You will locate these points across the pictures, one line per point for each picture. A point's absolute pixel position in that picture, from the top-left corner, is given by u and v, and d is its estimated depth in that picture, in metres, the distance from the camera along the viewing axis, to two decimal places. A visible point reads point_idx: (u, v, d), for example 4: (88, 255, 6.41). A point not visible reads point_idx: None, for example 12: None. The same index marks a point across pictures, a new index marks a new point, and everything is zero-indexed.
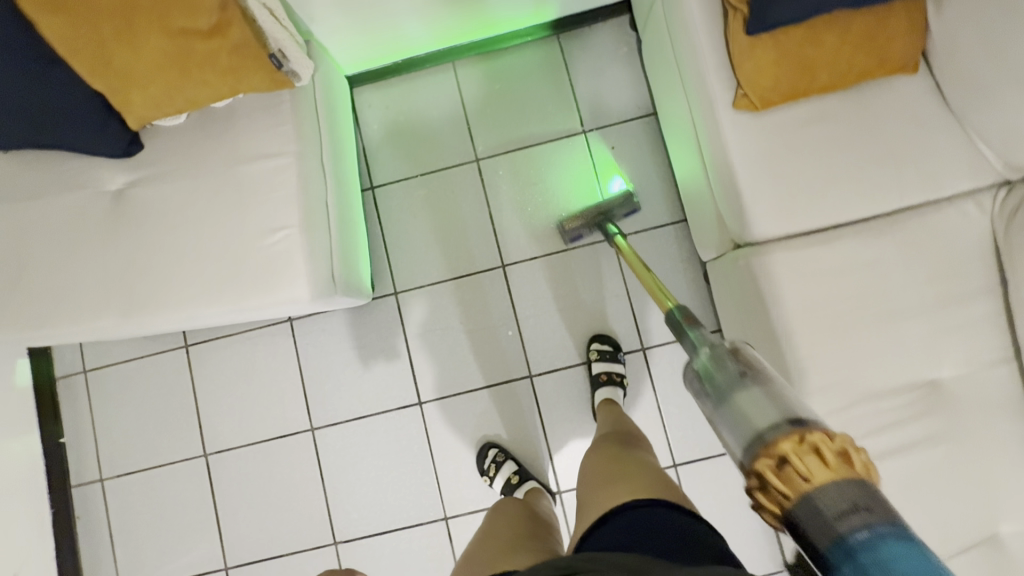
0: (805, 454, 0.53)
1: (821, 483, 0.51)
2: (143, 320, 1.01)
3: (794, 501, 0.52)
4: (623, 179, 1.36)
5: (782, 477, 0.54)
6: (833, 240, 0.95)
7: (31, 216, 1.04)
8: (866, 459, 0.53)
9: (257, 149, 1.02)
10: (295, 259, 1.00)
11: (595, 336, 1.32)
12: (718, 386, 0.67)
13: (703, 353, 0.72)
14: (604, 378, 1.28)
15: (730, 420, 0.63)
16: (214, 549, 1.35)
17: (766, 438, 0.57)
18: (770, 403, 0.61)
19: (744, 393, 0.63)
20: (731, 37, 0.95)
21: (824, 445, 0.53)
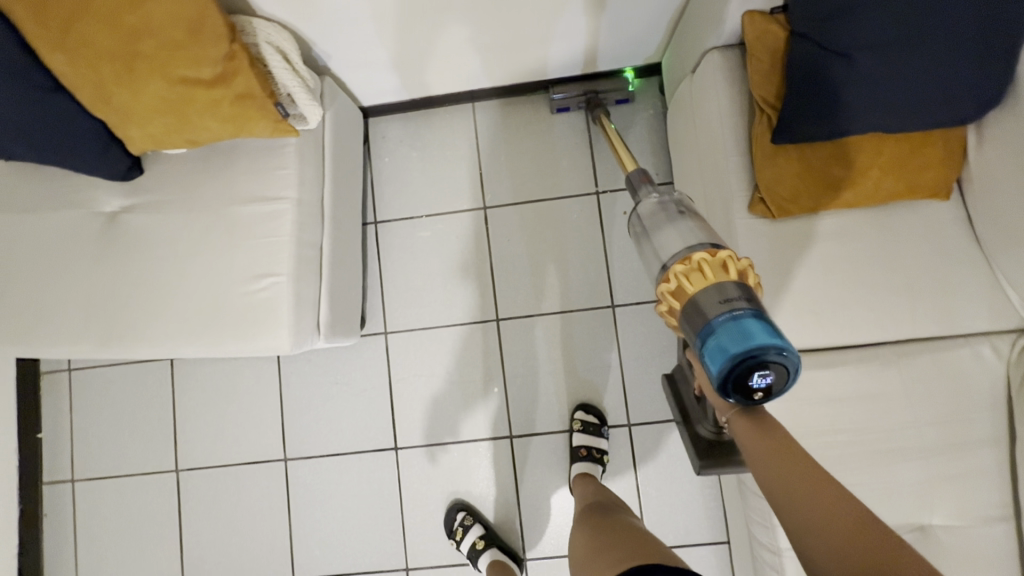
0: (715, 267, 0.55)
1: (705, 288, 0.55)
2: (120, 349, 1.00)
3: (684, 303, 0.56)
4: (622, 66, 1.32)
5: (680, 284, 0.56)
6: (835, 364, 0.90)
7: (25, 230, 1.03)
8: (750, 265, 0.56)
9: (256, 191, 1.00)
10: (279, 309, 0.98)
11: (580, 405, 1.29)
12: (650, 220, 0.62)
13: (648, 202, 0.65)
14: (583, 452, 1.24)
15: (650, 254, 0.62)
16: (173, 566, 1.33)
17: (670, 257, 0.58)
18: (690, 229, 0.59)
19: (669, 228, 0.60)
20: (755, 138, 0.91)
21: (710, 261, 0.56)
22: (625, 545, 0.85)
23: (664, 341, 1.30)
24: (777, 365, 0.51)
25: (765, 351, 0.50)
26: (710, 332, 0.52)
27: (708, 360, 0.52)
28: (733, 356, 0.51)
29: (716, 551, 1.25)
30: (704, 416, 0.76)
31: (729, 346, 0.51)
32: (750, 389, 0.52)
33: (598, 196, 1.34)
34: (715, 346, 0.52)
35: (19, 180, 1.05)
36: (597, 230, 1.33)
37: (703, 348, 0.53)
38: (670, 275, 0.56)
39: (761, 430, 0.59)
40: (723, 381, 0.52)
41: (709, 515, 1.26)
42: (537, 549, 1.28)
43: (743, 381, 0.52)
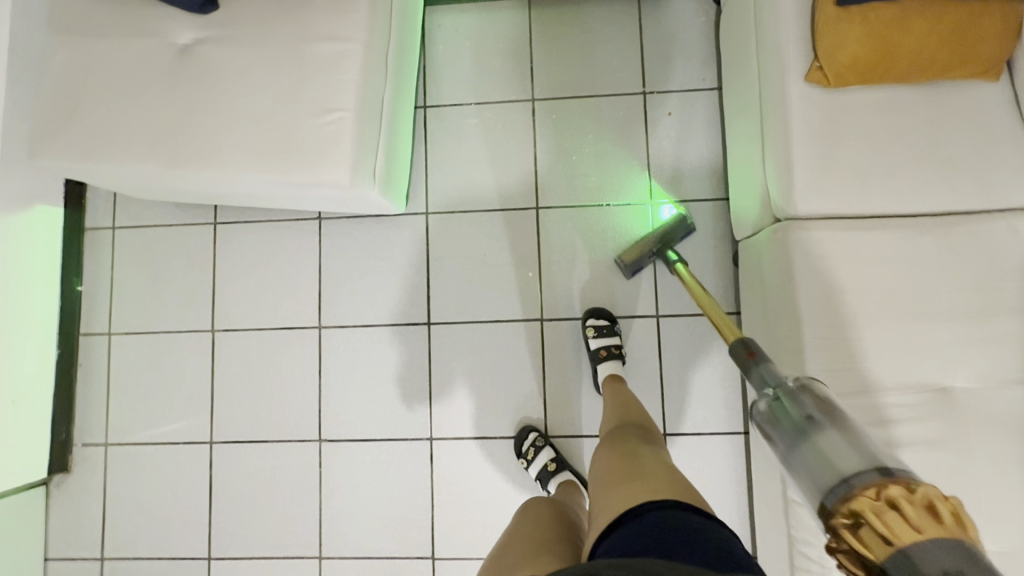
0: (911, 506, 0.49)
1: (920, 544, 0.46)
2: (187, 173, 1.03)
3: (888, 554, 0.48)
4: (671, 206, 1.34)
5: (869, 519, 0.50)
6: (877, 229, 0.94)
7: (98, 54, 1.06)
8: (974, 523, 0.48)
9: (328, 30, 1.03)
10: (342, 144, 1.01)
11: (590, 312, 1.31)
12: (795, 420, 0.65)
13: (779, 392, 0.70)
14: (603, 354, 1.27)
15: (804, 458, 0.60)
16: (202, 423, 1.37)
17: (856, 482, 0.54)
18: (858, 450, 0.58)
19: (825, 436, 0.60)
20: (819, 8, 0.94)
21: (905, 500, 0.49)
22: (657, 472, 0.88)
23: (698, 240, 1.33)
24: None
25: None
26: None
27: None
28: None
29: (731, 443, 1.30)
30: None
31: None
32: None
33: (645, 96, 1.37)
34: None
35: (97, 7, 1.07)
36: (640, 130, 1.36)
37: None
38: (852, 505, 0.52)
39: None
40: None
41: (727, 408, 1.31)
42: (561, 427, 1.32)
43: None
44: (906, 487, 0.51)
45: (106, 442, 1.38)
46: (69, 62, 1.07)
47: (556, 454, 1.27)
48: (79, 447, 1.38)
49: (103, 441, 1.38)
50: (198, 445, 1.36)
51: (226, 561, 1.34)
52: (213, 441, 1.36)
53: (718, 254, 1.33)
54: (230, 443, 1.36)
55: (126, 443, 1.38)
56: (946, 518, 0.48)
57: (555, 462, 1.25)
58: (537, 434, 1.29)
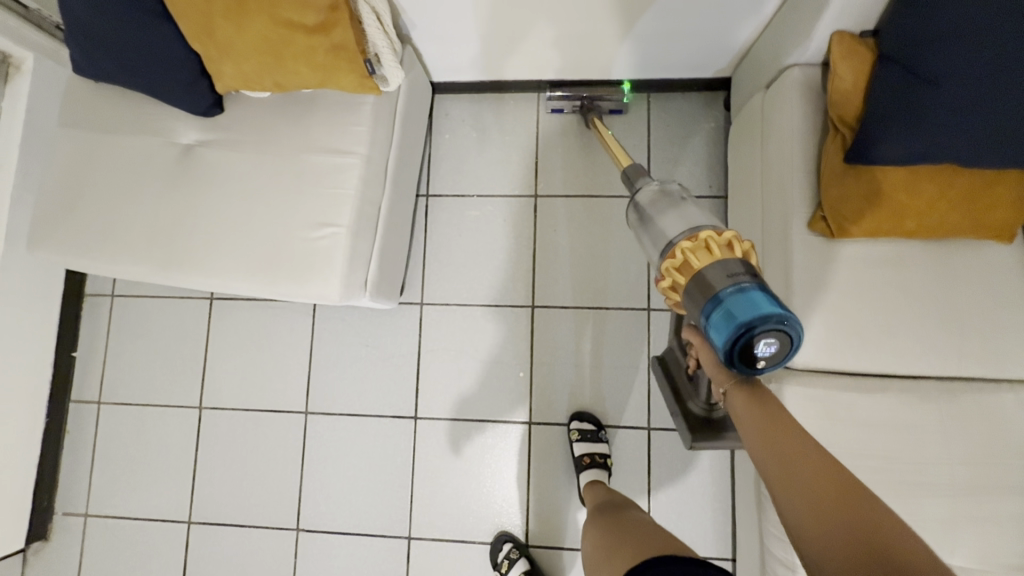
0: (716, 241, 0.61)
1: (712, 264, 0.60)
2: (179, 277, 1.03)
3: (691, 280, 0.61)
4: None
5: (687, 261, 0.61)
6: (875, 390, 0.90)
7: (103, 148, 1.07)
8: (753, 246, 0.62)
9: (328, 143, 1.03)
10: (334, 258, 1.00)
11: (575, 414, 1.29)
12: (654, 204, 0.69)
13: (648, 187, 0.73)
14: (587, 460, 1.23)
15: (654, 232, 0.68)
16: (183, 501, 1.36)
17: (676, 236, 0.64)
18: (695, 214, 0.66)
19: (672, 210, 0.67)
20: (825, 157, 0.92)
21: (715, 239, 0.62)
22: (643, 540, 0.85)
23: None
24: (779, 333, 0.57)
25: (770, 318, 0.56)
26: (719, 301, 0.57)
27: (716, 329, 0.58)
28: (739, 324, 0.56)
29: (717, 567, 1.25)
30: (694, 396, 0.93)
31: (734, 312, 0.56)
32: (754, 357, 0.58)
33: None
34: (723, 318, 0.57)
35: (104, 102, 1.09)
36: None
37: (712, 320, 0.58)
38: (674, 250, 0.62)
39: (756, 401, 0.65)
40: (729, 347, 0.57)
41: (716, 529, 1.26)
42: (543, 536, 1.28)
43: (747, 349, 0.57)
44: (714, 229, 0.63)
45: (85, 512, 1.37)
46: (75, 154, 1.08)
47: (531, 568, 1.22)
48: (59, 516, 1.38)
49: (83, 511, 1.37)
50: (175, 523, 1.35)
51: None
52: (191, 521, 1.35)
53: None
54: (207, 525, 1.34)
55: (106, 515, 1.37)
56: (735, 249, 0.61)
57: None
58: (512, 546, 1.25)
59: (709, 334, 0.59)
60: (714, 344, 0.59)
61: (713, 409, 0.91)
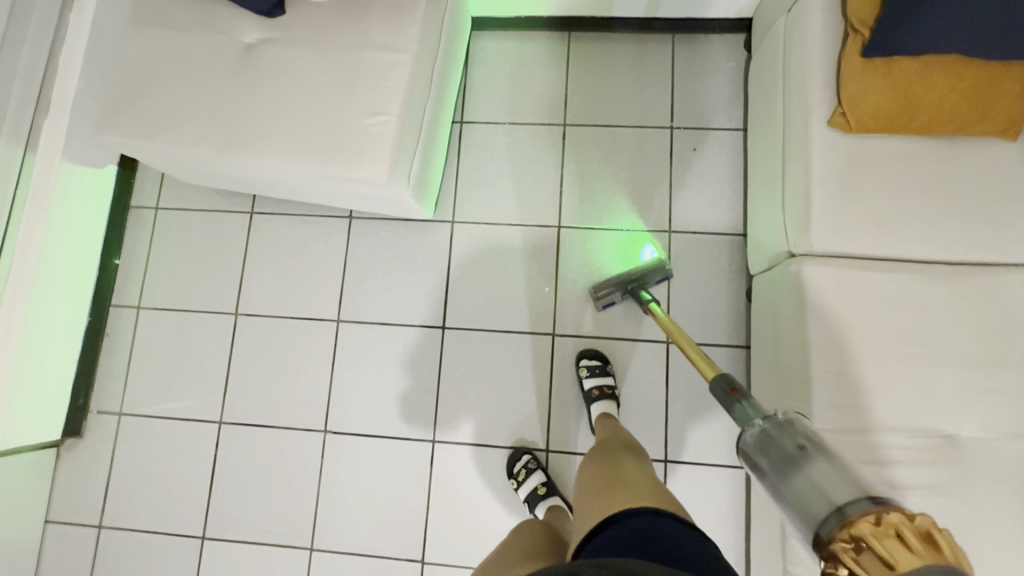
0: (884, 537, 0.49)
1: (910, 572, 0.46)
2: (237, 159, 1.10)
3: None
4: (654, 248, 1.37)
5: (851, 561, 0.51)
6: (890, 270, 0.97)
7: (170, 44, 1.16)
8: (939, 528, 0.48)
9: (381, 41, 1.11)
10: (384, 144, 1.07)
11: (584, 352, 1.34)
12: (784, 457, 0.66)
13: (761, 427, 0.73)
14: (596, 393, 1.28)
15: (797, 487, 0.62)
16: (215, 402, 1.40)
17: (842, 512, 0.55)
18: (844, 475, 0.60)
19: (813, 467, 0.62)
20: (846, 57, 0.99)
21: (878, 531, 0.50)
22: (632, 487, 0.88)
23: (712, 272, 1.36)
24: None
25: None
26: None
27: None
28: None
29: (732, 476, 1.29)
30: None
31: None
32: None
33: (672, 131, 1.42)
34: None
35: (173, 3, 1.17)
36: (664, 161, 1.42)
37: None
38: (835, 541, 0.54)
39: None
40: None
41: (730, 440, 1.31)
42: (563, 444, 1.33)
43: None
44: (875, 516, 0.52)
45: (120, 411, 1.42)
46: (144, 49, 1.16)
47: (547, 480, 1.27)
48: (94, 414, 1.43)
49: (118, 411, 1.42)
50: (207, 423, 1.40)
51: (220, 543, 1.35)
52: (222, 421, 1.39)
53: (732, 288, 1.35)
54: (238, 425, 1.39)
55: (139, 414, 1.41)
56: (920, 543, 0.48)
57: (545, 484, 1.26)
58: (530, 457, 1.30)
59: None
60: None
61: None
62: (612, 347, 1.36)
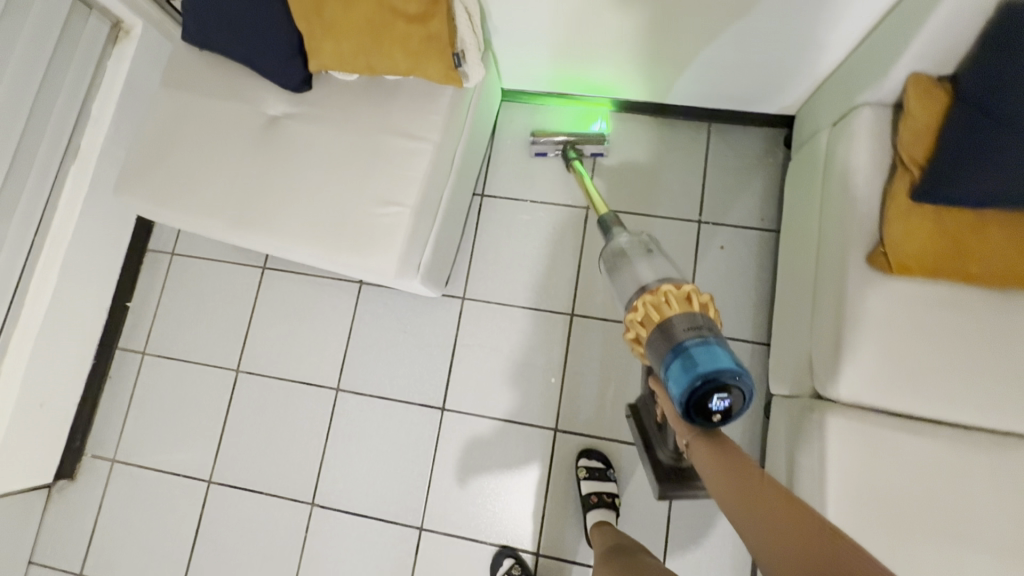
0: (677, 295, 0.74)
1: (680, 314, 0.73)
2: (247, 236, 1.08)
3: (655, 326, 0.74)
4: None
5: (649, 310, 0.74)
6: (924, 435, 0.89)
7: (196, 110, 1.15)
8: (710, 301, 0.75)
9: (405, 128, 1.08)
10: (395, 236, 1.04)
11: (585, 451, 1.28)
12: (627, 255, 0.84)
13: (621, 239, 0.88)
14: (594, 500, 1.20)
15: (628, 279, 0.82)
16: (206, 459, 1.38)
17: (647, 287, 0.77)
18: (664, 268, 0.80)
19: (649, 261, 0.82)
20: (892, 193, 0.92)
21: (676, 292, 0.74)
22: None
23: None
24: (733, 387, 0.67)
25: (725, 372, 0.66)
26: (681, 353, 0.69)
27: (677, 378, 0.68)
28: (697, 374, 0.67)
29: None
30: (663, 444, 0.95)
31: (696, 359, 0.68)
32: (709, 407, 0.68)
33: (699, 225, 1.36)
34: (682, 367, 0.68)
35: (203, 68, 1.17)
36: (687, 256, 1.35)
37: (674, 366, 0.69)
38: (640, 301, 0.76)
39: (719, 452, 0.71)
40: (686, 394, 0.67)
41: (734, 566, 1.22)
42: (554, 547, 1.26)
43: (704, 399, 0.67)
44: (676, 284, 0.76)
45: (113, 457, 1.41)
46: (170, 114, 1.16)
47: None
48: (88, 457, 1.42)
49: (111, 456, 1.41)
50: (196, 481, 1.37)
51: None
52: (211, 481, 1.37)
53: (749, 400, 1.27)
54: (226, 487, 1.36)
55: (131, 462, 1.40)
56: (693, 301, 0.74)
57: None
58: (513, 561, 1.24)
59: (670, 381, 0.70)
60: (673, 393, 0.69)
61: (682, 459, 0.93)
62: (616, 449, 1.29)
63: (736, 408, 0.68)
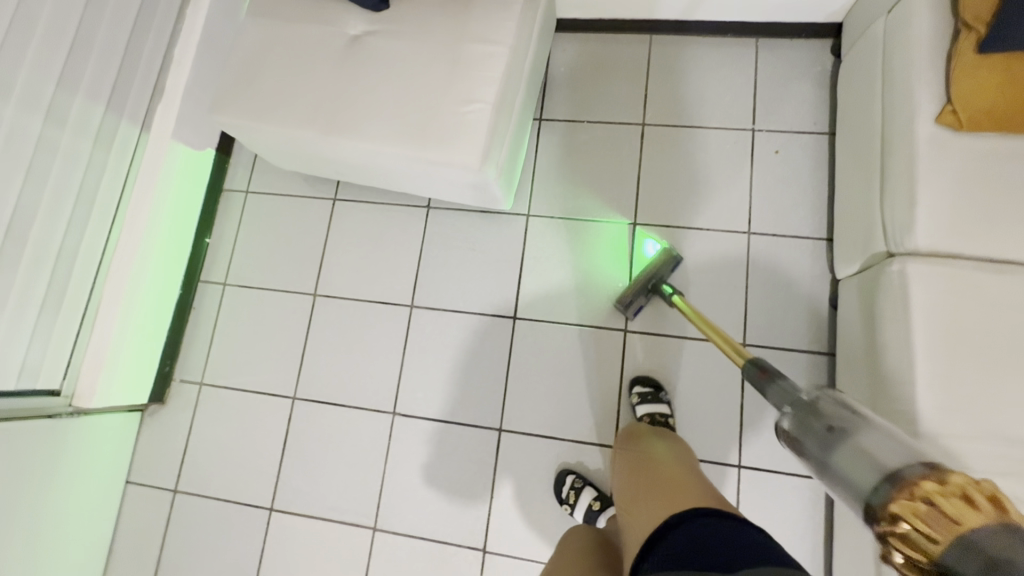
0: (948, 496, 0.57)
1: (979, 530, 0.54)
2: (338, 143, 1.17)
3: (950, 539, 0.55)
4: (657, 241, 1.37)
5: (916, 520, 0.57)
6: (1005, 273, 0.93)
7: (282, 33, 1.24)
8: (1003, 495, 0.56)
9: (479, 33, 1.15)
10: (477, 130, 1.11)
11: (636, 379, 1.32)
12: (825, 430, 0.71)
13: (800, 404, 0.78)
14: (650, 419, 1.25)
15: (841, 459, 0.67)
16: (289, 377, 1.45)
17: (895, 477, 0.61)
18: (889, 445, 0.65)
19: (866, 435, 0.67)
20: (958, 53, 0.97)
21: (948, 491, 0.57)
22: (658, 511, 0.83)
23: (793, 275, 1.32)
24: None
25: None
26: None
27: None
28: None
29: (810, 487, 1.25)
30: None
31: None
32: None
33: (753, 133, 1.41)
34: None
35: None
36: (744, 163, 1.40)
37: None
38: (897, 506, 0.59)
39: None
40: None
41: None
42: None
43: None
44: (936, 479, 0.59)
45: (200, 381, 1.49)
46: (257, 39, 1.24)
47: (599, 493, 1.26)
48: (177, 382, 1.50)
49: (198, 380, 1.49)
50: (281, 398, 1.44)
51: (287, 516, 1.38)
52: (296, 397, 1.44)
53: (814, 293, 1.31)
54: (310, 402, 1.43)
55: (218, 385, 1.48)
56: (981, 501, 0.55)
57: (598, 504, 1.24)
58: (575, 476, 1.29)
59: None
60: None
61: None
62: (685, 347, 1.34)
63: None
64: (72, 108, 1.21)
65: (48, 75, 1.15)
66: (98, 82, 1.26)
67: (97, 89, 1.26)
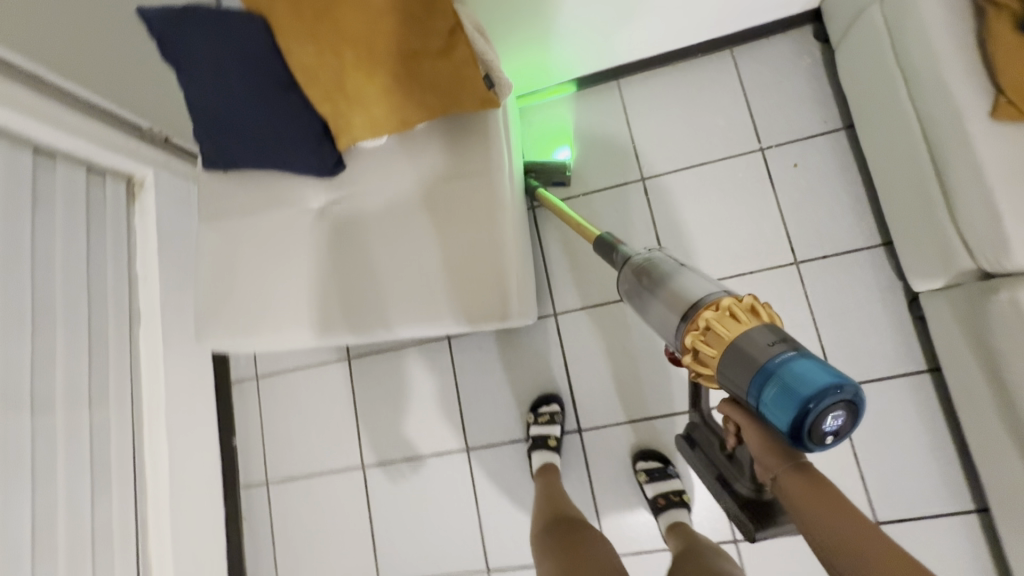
0: (732, 315, 0.66)
1: (747, 333, 0.64)
2: (344, 331, 1.05)
3: (726, 349, 0.65)
4: (570, 151, 1.37)
5: (707, 337, 0.67)
6: None
7: (244, 230, 1.12)
8: (769, 307, 0.67)
9: (455, 168, 1.03)
10: (491, 276, 0.99)
11: (639, 452, 1.24)
12: (653, 277, 0.78)
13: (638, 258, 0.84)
14: (663, 502, 1.16)
15: (660, 299, 0.75)
16: (367, 562, 1.35)
17: (694, 305, 0.70)
18: (697, 281, 0.73)
19: (682, 278, 0.74)
20: (995, 38, 0.84)
21: (735, 307, 0.67)
22: None
23: (860, 294, 1.19)
24: (840, 403, 0.58)
25: (831, 389, 0.57)
26: (770, 377, 0.60)
27: (776, 406, 0.60)
28: (801, 400, 0.58)
29: (963, 522, 1.10)
30: (738, 476, 0.82)
31: (788, 382, 0.59)
32: (823, 430, 0.59)
33: (763, 152, 1.28)
34: (779, 395, 0.59)
35: (229, 188, 1.14)
36: (765, 187, 1.27)
37: (766, 389, 0.61)
38: (694, 328, 0.68)
39: (816, 491, 0.64)
40: (795, 420, 0.58)
41: (946, 482, 1.11)
42: None
43: (815, 425, 0.58)
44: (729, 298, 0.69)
45: None
46: (220, 245, 1.13)
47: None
48: None
49: None
50: None
51: None
52: None
53: (889, 307, 1.18)
54: None
55: None
56: (755, 314, 0.66)
57: (558, 438, 1.24)
58: None
59: (769, 411, 0.61)
60: (778, 423, 0.60)
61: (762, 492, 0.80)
62: None
63: (850, 422, 0.59)
64: (57, 384, 1.10)
65: (22, 364, 1.05)
66: (73, 341, 1.15)
67: (76, 350, 1.15)
